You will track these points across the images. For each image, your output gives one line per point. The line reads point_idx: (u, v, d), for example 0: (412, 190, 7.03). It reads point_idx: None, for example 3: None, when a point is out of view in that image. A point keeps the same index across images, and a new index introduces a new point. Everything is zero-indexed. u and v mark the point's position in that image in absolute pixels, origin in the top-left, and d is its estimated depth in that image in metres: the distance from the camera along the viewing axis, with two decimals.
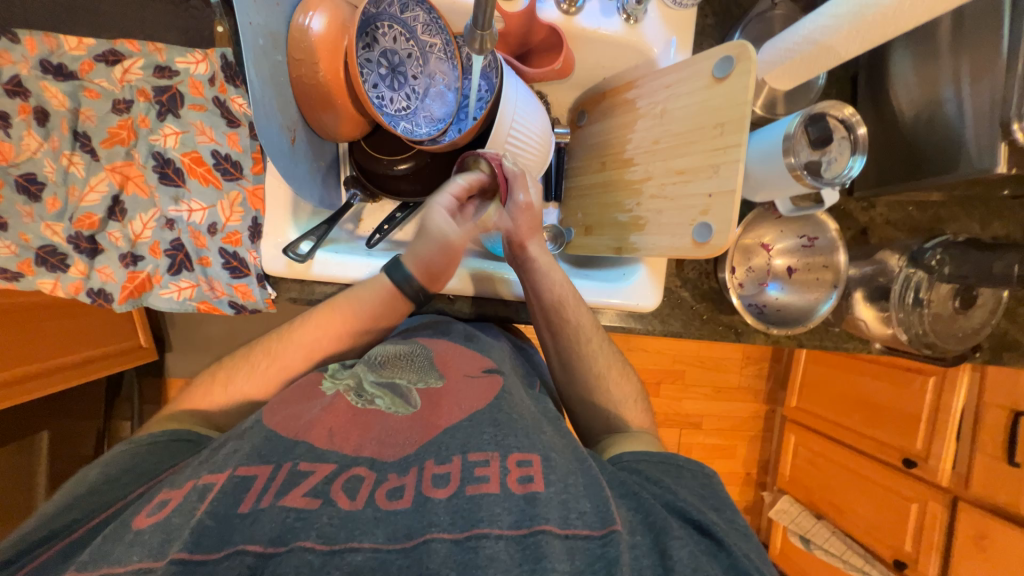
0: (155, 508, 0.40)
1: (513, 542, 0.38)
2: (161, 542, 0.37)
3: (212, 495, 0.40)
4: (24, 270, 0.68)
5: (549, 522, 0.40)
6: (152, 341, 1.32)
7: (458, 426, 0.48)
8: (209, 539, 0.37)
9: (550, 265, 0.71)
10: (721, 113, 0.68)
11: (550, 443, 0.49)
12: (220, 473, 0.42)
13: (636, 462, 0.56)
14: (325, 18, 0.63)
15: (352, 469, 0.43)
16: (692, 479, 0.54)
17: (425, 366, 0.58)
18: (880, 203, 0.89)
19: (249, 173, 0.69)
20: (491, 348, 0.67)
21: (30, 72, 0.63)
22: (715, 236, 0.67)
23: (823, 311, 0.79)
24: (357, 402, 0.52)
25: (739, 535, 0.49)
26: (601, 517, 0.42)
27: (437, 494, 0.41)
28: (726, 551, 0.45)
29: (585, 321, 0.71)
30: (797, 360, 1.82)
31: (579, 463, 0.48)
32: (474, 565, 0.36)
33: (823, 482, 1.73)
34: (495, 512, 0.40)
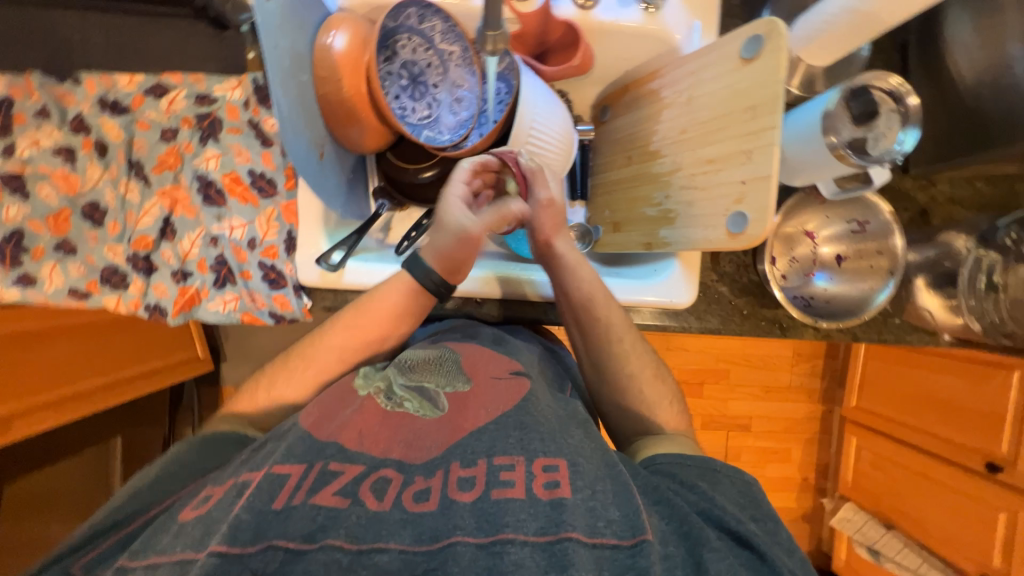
0: (202, 503, 0.43)
1: (537, 549, 0.38)
2: (203, 534, 0.39)
3: (248, 491, 0.42)
4: (92, 289, 0.73)
5: (575, 530, 0.39)
6: (208, 352, 1.41)
7: (484, 429, 0.48)
8: (245, 532, 0.38)
9: (578, 263, 0.70)
10: (752, 95, 0.64)
11: (577, 448, 0.47)
12: (256, 470, 0.44)
13: (671, 466, 0.54)
14: (347, 35, 0.66)
15: (381, 471, 0.44)
16: (731, 485, 0.52)
17: (453, 371, 0.59)
18: (942, 180, 0.80)
19: (282, 189, 0.73)
20: (520, 352, 0.66)
21: (90, 109, 0.71)
22: (751, 225, 0.63)
23: (880, 301, 0.73)
24: (388, 405, 0.52)
25: (781, 549, 0.47)
26: (631, 525, 0.41)
27: (462, 497, 0.41)
28: (770, 567, 0.44)
29: (616, 319, 0.69)
30: (854, 356, 1.69)
31: (608, 467, 0.47)
32: (497, 571, 0.36)
33: (892, 489, 1.59)
34: (520, 518, 0.39)
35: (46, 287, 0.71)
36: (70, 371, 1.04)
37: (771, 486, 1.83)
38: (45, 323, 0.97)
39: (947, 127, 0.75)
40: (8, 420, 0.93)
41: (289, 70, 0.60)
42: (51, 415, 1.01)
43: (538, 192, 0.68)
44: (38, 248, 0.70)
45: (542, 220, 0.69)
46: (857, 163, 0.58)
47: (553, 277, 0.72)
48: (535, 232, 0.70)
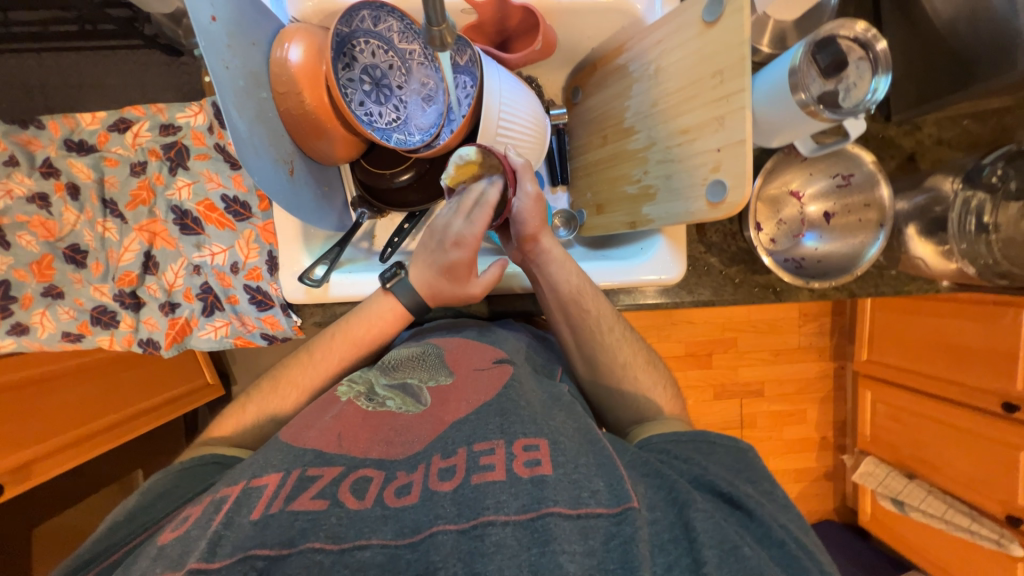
0: (183, 522, 0.45)
1: (520, 527, 0.42)
2: (180, 555, 0.41)
3: (226, 507, 0.44)
4: (84, 331, 0.75)
5: (557, 504, 0.43)
6: (218, 377, 1.41)
7: (465, 420, 0.51)
8: (223, 548, 0.40)
9: (563, 258, 0.69)
10: (717, 59, 0.62)
11: (560, 428, 0.51)
12: (234, 487, 0.46)
13: (665, 443, 0.57)
14: (302, 46, 0.65)
15: (360, 470, 0.46)
16: (725, 453, 0.56)
17: (436, 365, 0.61)
18: (927, 123, 0.78)
19: (257, 211, 0.73)
20: (503, 339, 0.67)
21: (58, 152, 0.72)
22: (730, 193, 0.62)
23: (872, 254, 0.70)
24: (367, 405, 0.54)
25: (774, 505, 0.51)
26: (615, 494, 0.45)
27: (443, 486, 0.45)
28: (757, 521, 0.47)
29: (605, 310, 0.69)
30: (862, 310, 1.68)
31: (590, 443, 0.50)
32: (480, 551, 0.40)
33: (911, 439, 1.58)
34: (502, 499, 0.43)
35: (40, 334, 0.73)
36: (86, 411, 1.06)
37: (789, 447, 1.83)
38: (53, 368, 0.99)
39: (925, 67, 0.72)
40: (28, 465, 0.96)
41: (245, 89, 0.60)
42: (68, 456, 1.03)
43: (526, 185, 0.68)
44: (28, 295, 0.73)
45: (527, 218, 0.67)
46: (831, 118, 0.56)
47: (536, 274, 0.71)
48: (521, 229, 0.68)
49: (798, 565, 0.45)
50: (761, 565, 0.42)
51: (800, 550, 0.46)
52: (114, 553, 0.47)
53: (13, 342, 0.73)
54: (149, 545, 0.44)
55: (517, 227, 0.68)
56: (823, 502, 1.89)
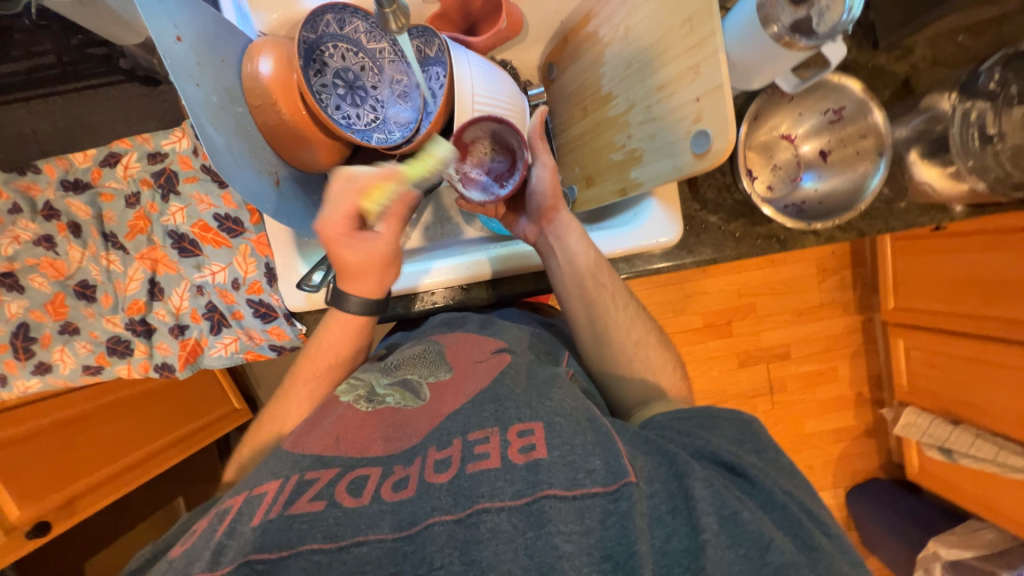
0: (189, 537, 0.46)
1: (516, 511, 0.42)
2: (185, 565, 0.41)
3: (229, 517, 0.45)
4: (102, 362, 0.77)
5: (552, 487, 0.43)
6: (244, 402, 1.44)
7: (460, 411, 0.51)
8: (226, 555, 0.41)
9: (580, 230, 0.70)
10: (684, 7, 0.61)
11: (556, 408, 0.51)
12: (236, 497, 0.47)
13: (668, 420, 0.56)
14: (272, 58, 0.66)
15: (358, 470, 0.47)
16: (730, 426, 0.54)
17: (436, 360, 0.61)
18: (918, 44, 0.74)
19: (249, 225, 0.74)
20: (505, 331, 0.67)
21: (56, 194, 0.75)
22: (715, 141, 0.60)
23: (874, 185, 0.68)
24: (367, 407, 0.55)
25: (776, 473, 0.50)
26: (613, 472, 0.45)
27: (438, 479, 0.45)
28: (760, 489, 0.47)
29: (618, 286, 0.70)
30: (884, 256, 1.61)
31: (589, 422, 0.50)
32: (476, 539, 0.41)
33: (948, 384, 1.51)
34: (497, 486, 0.43)
35: (62, 370, 0.77)
36: (123, 444, 1.10)
37: (824, 408, 1.78)
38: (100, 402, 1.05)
39: None
40: (73, 500, 1.00)
41: (220, 105, 0.61)
42: (104, 491, 1.05)
43: (543, 157, 0.70)
44: (47, 334, 0.76)
45: (544, 189, 0.70)
46: (806, 46, 0.55)
47: (553, 246, 0.71)
48: (541, 199, 0.70)
49: (804, 532, 0.44)
50: (762, 530, 0.42)
51: (802, 513, 0.46)
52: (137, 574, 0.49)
53: (40, 381, 0.76)
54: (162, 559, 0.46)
55: (538, 197, 0.70)
56: (868, 460, 1.83)
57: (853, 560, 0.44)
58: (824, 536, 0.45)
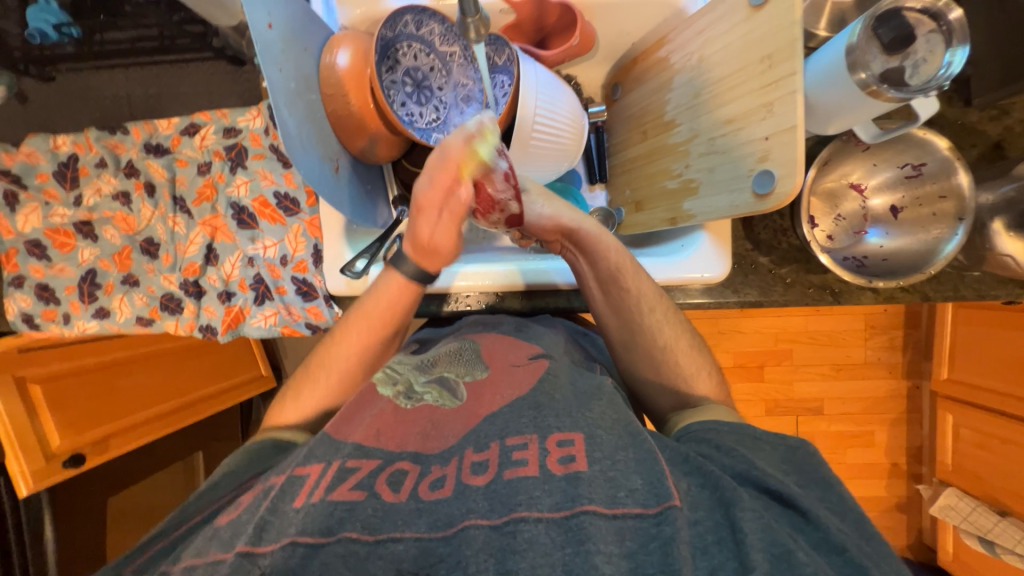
0: (235, 508, 0.48)
1: (554, 524, 0.41)
2: (230, 537, 0.44)
3: (272, 493, 0.46)
4: (153, 316, 0.82)
5: (592, 503, 0.42)
6: (271, 370, 1.49)
7: (498, 414, 0.52)
8: (268, 532, 0.43)
9: (594, 234, 0.66)
10: (767, 43, 0.59)
11: (597, 420, 0.50)
12: (280, 475, 0.48)
13: (705, 432, 0.55)
14: (349, 51, 0.68)
15: (397, 464, 0.48)
16: (772, 451, 0.52)
17: (472, 359, 0.62)
18: (1017, 107, 0.70)
19: (305, 206, 0.77)
20: (542, 336, 0.67)
21: (138, 154, 0.82)
22: (780, 183, 0.58)
23: (948, 252, 0.63)
24: (406, 403, 0.55)
25: (830, 511, 0.47)
26: (655, 493, 0.44)
27: (476, 480, 0.45)
28: (814, 525, 0.45)
29: (646, 288, 0.67)
30: (942, 322, 1.51)
31: (631, 436, 0.49)
32: (512, 549, 0.40)
33: (1000, 471, 1.38)
34: (534, 495, 0.43)
35: (119, 317, 0.82)
36: (156, 395, 1.16)
37: (853, 472, 1.67)
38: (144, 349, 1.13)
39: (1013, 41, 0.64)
40: (106, 439, 1.05)
41: (297, 91, 0.63)
42: (132, 438, 1.09)
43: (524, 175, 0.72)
44: (110, 282, 0.83)
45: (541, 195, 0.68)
46: (895, 96, 0.52)
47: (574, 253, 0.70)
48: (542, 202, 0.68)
49: (859, 569, 0.42)
50: (819, 574, 0.39)
51: (868, 561, 0.42)
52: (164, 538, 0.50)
53: (98, 325, 0.82)
54: (207, 527, 0.48)
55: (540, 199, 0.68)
56: (894, 536, 1.70)
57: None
58: (884, 574, 0.42)
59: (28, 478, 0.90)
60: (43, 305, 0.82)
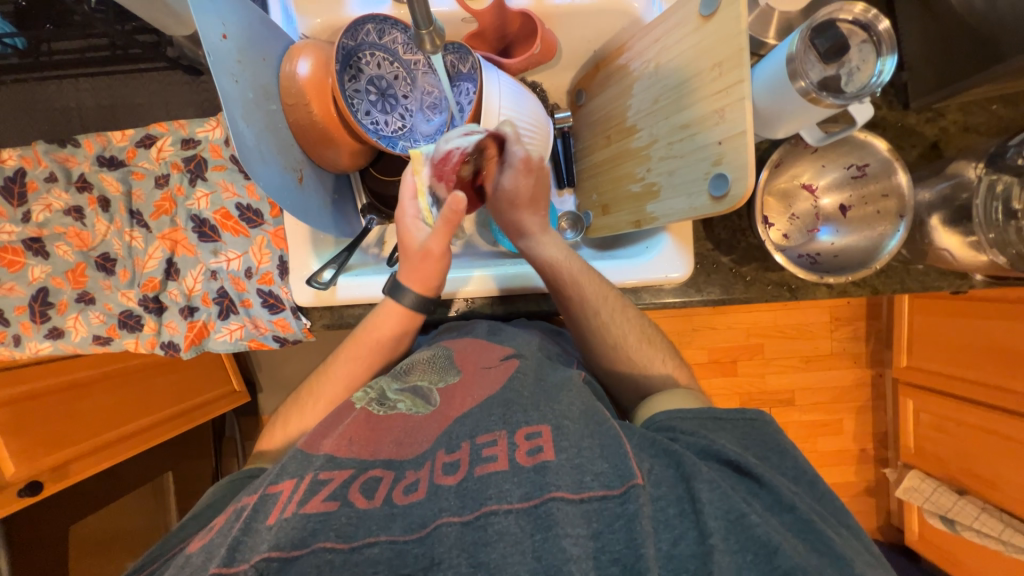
0: (207, 533, 0.47)
1: (523, 514, 0.42)
2: (205, 561, 0.42)
3: (245, 513, 0.45)
4: (111, 334, 0.80)
5: (560, 490, 0.43)
6: (243, 384, 1.45)
7: (467, 414, 0.52)
8: (240, 553, 0.41)
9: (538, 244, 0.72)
10: (716, 51, 0.61)
11: (563, 411, 0.50)
12: (252, 495, 0.47)
13: (670, 420, 0.55)
14: (310, 60, 0.67)
15: (370, 471, 0.47)
16: (732, 430, 0.54)
17: (446, 367, 0.61)
18: (951, 109, 0.74)
19: (269, 217, 0.76)
20: (515, 337, 0.67)
21: (92, 168, 0.79)
22: (733, 185, 0.59)
23: (891, 248, 0.67)
24: (379, 410, 0.54)
25: (783, 478, 0.50)
26: (619, 475, 0.45)
27: (447, 480, 0.45)
28: (768, 490, 0.46)
29: (589, 295, 0.69)
30: (899, 313, 1.58)
31: (595, 422, 0.50)
32: (484, 541, 0.41)
33: (957, 451, 1.46)
34: (504, 488, 0.44)
35: (73, 337, 0.79)
36: (118, 416, 1.11)
37: (823, 460, 1.73)
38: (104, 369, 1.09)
39: (943, 48, 0.68)
40: (65, 465, 1.01)
41: (255, 101, 0.62)
42: (93, 462, 1.05)
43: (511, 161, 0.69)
44: (64, 301, 0.80)
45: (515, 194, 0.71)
46: (833, 103, 0.55)
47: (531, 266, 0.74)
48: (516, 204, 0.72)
49: (814, 533, 0.44)
50: (770, 535, 0.42)
51: (813, 514, 0.45)
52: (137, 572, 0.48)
53: (52, 345, 0.79)
54: (179, 554, 0.47)
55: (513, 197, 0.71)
56: (864, 519, 1.77)
57: (868, 561, 0.44)
58: (837, 535, 0.45)
59: None
60: None
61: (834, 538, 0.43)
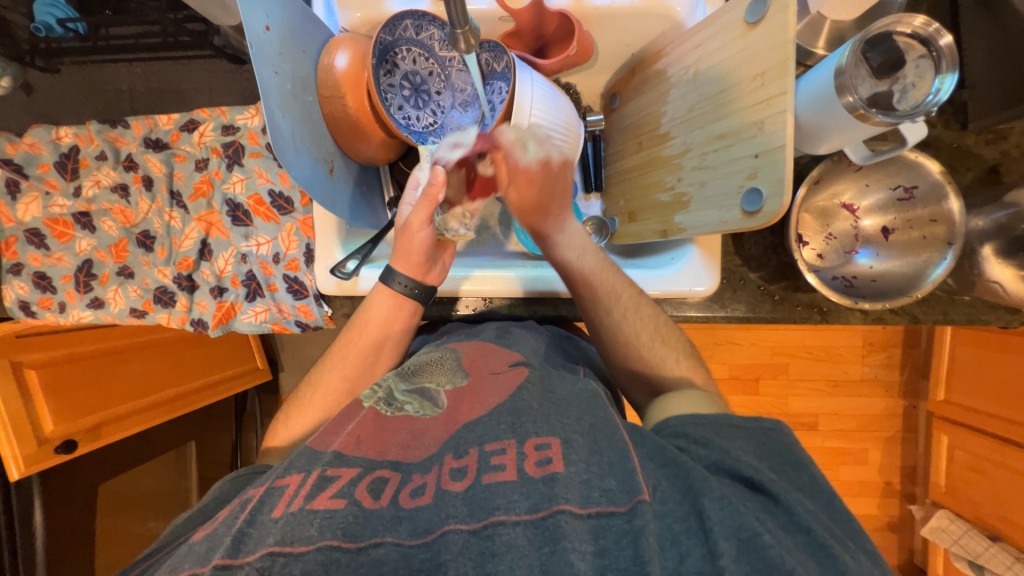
0: (211, 523, 0.47)
1: (531, 527, 0.42)
2: (206, 551, 0.43)
3: (250, 505, 0.45)
4: (147, 308, 0.83)
5: (568, 503, 0.43)
6: (267, 363, 1.50)
7: (477, 421, 0.51)
8: (245, 544, 0.42)
9: (564, 240, 0.71)
10: (761, 60, 0.58)
11: (573, 424, 0.50)
12: (259, 487, 0.48)
13: (684, 426, 0.54)
14: (347, 54, 0.69)
15: (376, 472, 0.47)
16: (749, 440, 0.52)
17: (454, 367, 0.62)
18: (1014, 131, 0.69)
19: (298, 206, 0.77)
20: (521, 341, 0.67)
21: (138, 149, 0.83)
22: (767, 201, 0.57)
23: (935, 277, 0.63)
24: (386, 410, 0.55)
25: (798, 491, 0.48)
26: (627, 490, 0.44)
27: (454, 486, 0.45)
28: (783, 508, 0.45)
29: (614, 287, 0.68)
30: (940, 344, 1.49)
31: (607, 438, 0.49)
32: (491, 552, 0.41)
33: (994, 495, 1.37)
34: (512, 499, 0.43)
35: (113, 308, 0.84)
36: (149, 385, 1.17)
37: (845, 490, 1.66)
38: (141, 338, 1.15)
39: (1011, 67, 0.64)
40: (99, 426, 1.06)
41: (293, 92, 0.64)
42: (126, 425, 1.11)
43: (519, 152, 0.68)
44: (106, 273, 0.84)
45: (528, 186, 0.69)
46: (882, 121, 0.52)
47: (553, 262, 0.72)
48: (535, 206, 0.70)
49: (828, 557, 0.42)
50: (782, 557, 0.40)
51: (830, 539, 0.44)
52: (146, 560, 0.50)
53: (93, 314, 0.84)
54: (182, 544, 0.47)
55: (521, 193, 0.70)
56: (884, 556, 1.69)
57: None
58: (850, 557, 0.43)
59: (20, 463, 0.91)
60: (40, 293, 0.84)
61: (848, 565, 0.42)
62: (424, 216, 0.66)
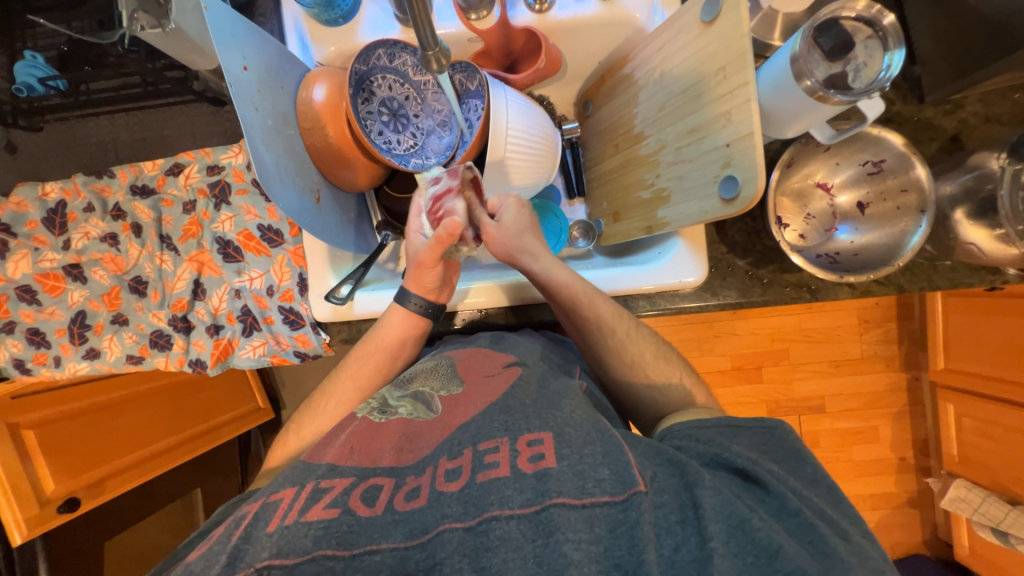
0: (206, 542, 0.46)
1: (525, 520, 0.42)
2: (202, 568, 0.42)
3: (245, 522, 0.45)
4: (144, 354, 0.84)
5: (561, 495, 0.43)
6: (269, 402, 1.49)
7: (470, 421, 0.51)
8: (242, 560, 0.41)
9: (550, 268, 0.70)
10: (721, 55, 0.61)
11: (566, 419, 0.50)
12: (253, 503, 0.47)
13: (689, 428, 0.54)
14: (325, 86, 0.71)
15: (371, 479, 0.47)
16: (751, 437, 0.52)
17: (448, 375, 0.61)
18: (970, 100, 0.73)
19: (288, 236, 0.79)
20: (517, 346, 0.68)
21: (125, 197, 0.84)
22: (743, 186, 0.59)
23: (913, 244, 0.65)
24: (380, 419, 0.55)
25: (802, 483, 0.49)
26: (621, 481, 0.44)
27: (449, 487, 0.45)
28: (772, 495, 0.45)
29: (605, 312, 0.68)
30: (933, 314, 1.51)
31: (599, 432, 0.49)
32: (486, 546, 0.41)
33: (1006, 459, 1.37)
34: (506, 495, 0.43)
35: (109, 357, 0.84)
36: (148, 434, 1.15)
37: (861, 470, 1.66)
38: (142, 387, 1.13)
39: (956, 40, 0.67)
40: (101, 481, 1.04)
41: (274, 127, 0.65)
42: (127, 478, 1.08)
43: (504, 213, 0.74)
44: (100, 322, 0.85)
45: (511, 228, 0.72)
46: (841, 100, 0.54)
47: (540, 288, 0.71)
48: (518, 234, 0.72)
49: (819, 538, 0.42)
50: (771, 538, 0.41)
51: (817, 519, 0.44)
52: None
53: (89, 365, 0.85)
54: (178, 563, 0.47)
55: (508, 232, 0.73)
56: (908, 533, 1.68)
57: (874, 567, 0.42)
58: (839, 540, 0.43)
59: (22, 527, 0.89)
60: (34, 349, 0.84)
61: (838, 550, 0.41)
62: (434, 254, 0.68)
